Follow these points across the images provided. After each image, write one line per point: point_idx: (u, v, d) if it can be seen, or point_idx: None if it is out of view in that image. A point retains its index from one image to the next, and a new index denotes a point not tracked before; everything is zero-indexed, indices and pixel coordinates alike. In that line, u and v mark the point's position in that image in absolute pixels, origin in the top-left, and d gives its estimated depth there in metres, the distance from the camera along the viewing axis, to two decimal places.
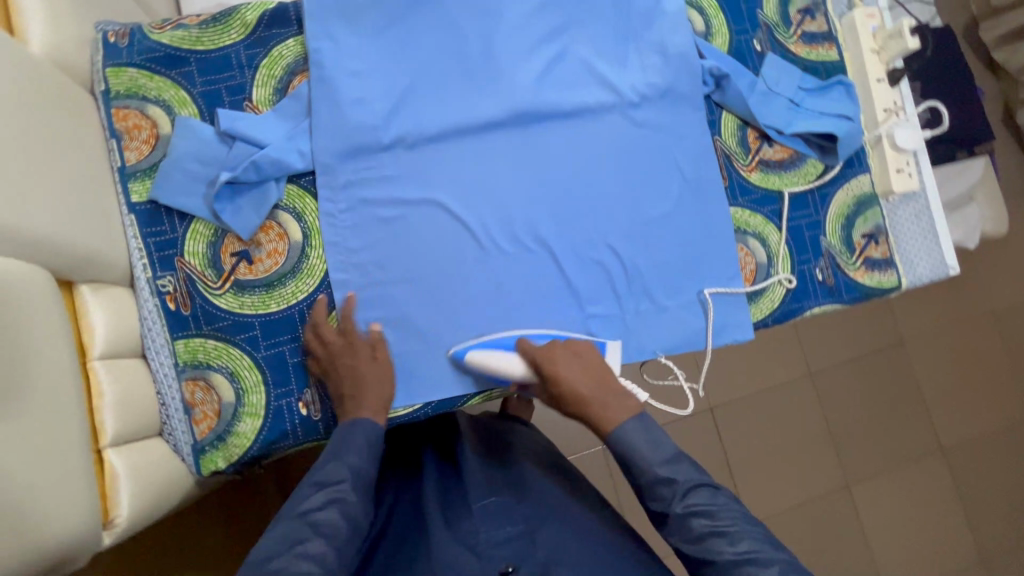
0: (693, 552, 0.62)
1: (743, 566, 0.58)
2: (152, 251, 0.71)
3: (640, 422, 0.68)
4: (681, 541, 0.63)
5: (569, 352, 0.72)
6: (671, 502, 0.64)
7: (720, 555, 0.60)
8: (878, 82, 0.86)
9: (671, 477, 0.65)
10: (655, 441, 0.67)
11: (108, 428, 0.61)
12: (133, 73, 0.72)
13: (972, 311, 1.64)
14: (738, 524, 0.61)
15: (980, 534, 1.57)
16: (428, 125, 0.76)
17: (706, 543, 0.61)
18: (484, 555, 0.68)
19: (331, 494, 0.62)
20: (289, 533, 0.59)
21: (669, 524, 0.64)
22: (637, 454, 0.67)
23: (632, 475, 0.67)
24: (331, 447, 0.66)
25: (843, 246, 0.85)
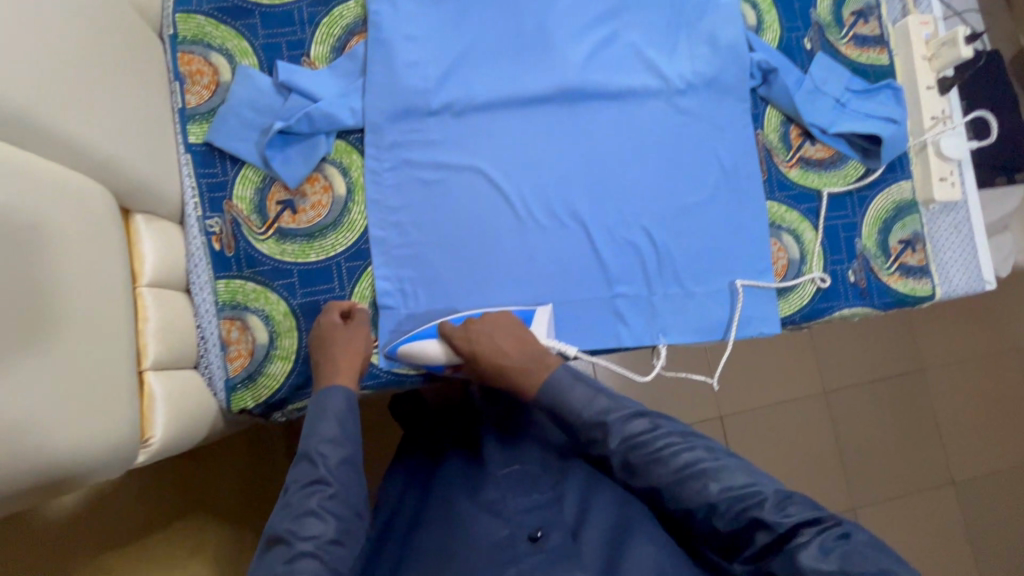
0: (641, 483, 0.60)
1: (684, 482, 0.57)
2: (204, 192, 0.74)
3: (569, 374, 0.66)
4: (628, 477, 0.61)
5: (485, 327, 0.71)
6: (608, 444, 0.61)
7: (664, 478, 0.58)
8: (927, 90, 0.85)
9: (602, 418, 0.62)
10: (581, 383, 0.65)
11: (150, 352, 0.63)
12: (200, 20, 0.75)
13: (998, 344, 1.61)
14: (671, 441, 0.59)
15: (988, 573, 1.53)
16: (476, 94, 0.78)
17: (649, 473, 0.59)
18: (514, 520, 0.67)
19: (308, 487, 0.58)
20: (275, 541, 0.55)
21: (612, 464, 0.62)
22: (566, 405, 0.64)
23: (568, 426, 0.65)
24: (307, 431, 0.62)
25: (878, 251, 0.84)
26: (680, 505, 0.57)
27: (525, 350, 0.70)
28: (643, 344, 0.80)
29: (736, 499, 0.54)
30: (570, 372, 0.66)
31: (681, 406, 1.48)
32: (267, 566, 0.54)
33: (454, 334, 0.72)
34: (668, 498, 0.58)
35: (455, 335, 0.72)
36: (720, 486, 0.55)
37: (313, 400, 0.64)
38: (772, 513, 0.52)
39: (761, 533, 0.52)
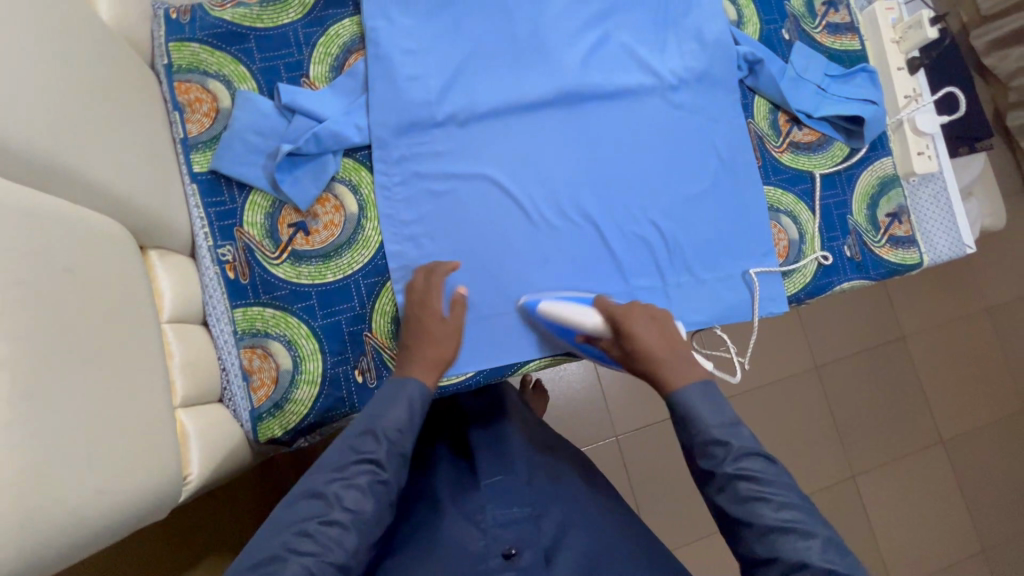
0: (733, 512, 0.59)
1: (781, 531, 0.56)
2: (213, 221, 0.73)
3: (703, 387, 0.67)
4: (721, 498, 0.61)
5: (643, 313, 0.74)
6: (722, 463, 0.61)
7: (770, 522, 0.57)
8: (898, 71, 0.91)
9: (728, 438, 0.62)
10: (717, 405, 0.65)
11: (178, 388, 0.62)
12: (195, 48, 0.74)
13: (971, 303, 1.71)
14: (783, 492, 0.59)
15: (981, 522, 1.62)
16: (480, 103, 0.79)
17: (750, 506, 0.59)
18: (489, 534, 0.70)
19: (362, 464, 0.59)
20: (311, 499, 0.56)
21: (710, 482, 0.62)
22: (693, 416, 0.65)
23: (684, 434, 0.65)
24: (374, 409, 0.64)
25: (868, 225, 0.89)
26: (759, 550, 0.57)
27: (670, 346, 0.71)
28: None
29: (830, 573, 0.54)
30: (718, 391, 0.67)
31: None
32: (294, 518, 0.55)
33: (612, 314, 0.73)
34: (752, 539, 0.58)
35: (618, 315, 0.73)
36: (821, 555, 0.55)
37: (391, 383, 0.66)
38: None
39: None
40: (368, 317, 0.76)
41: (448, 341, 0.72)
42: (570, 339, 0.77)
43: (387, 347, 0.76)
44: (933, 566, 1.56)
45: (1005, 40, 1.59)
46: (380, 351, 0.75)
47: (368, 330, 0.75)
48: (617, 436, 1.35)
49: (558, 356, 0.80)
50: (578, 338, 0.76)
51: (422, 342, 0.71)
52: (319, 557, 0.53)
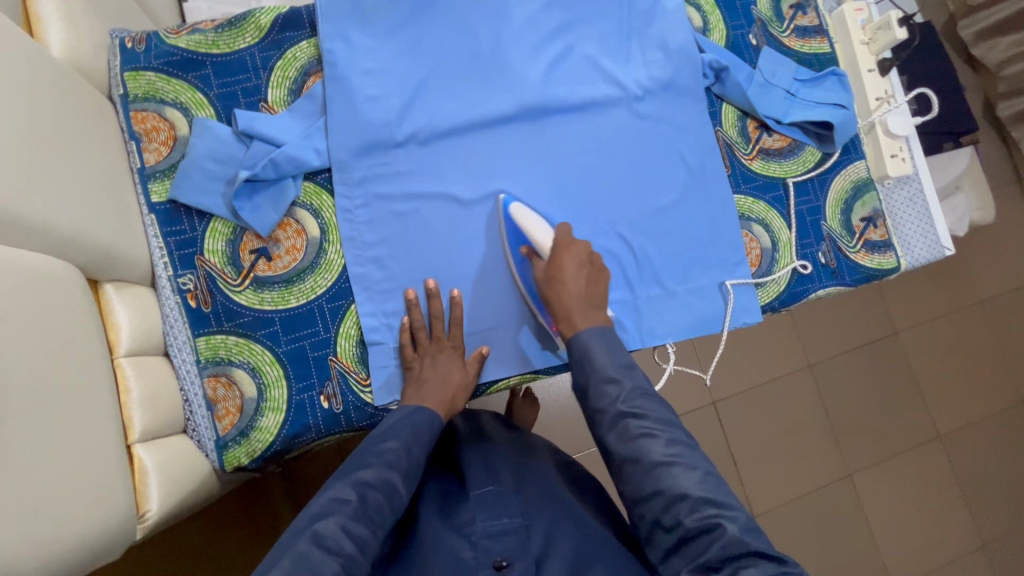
0: (622, 451, 0.61)
1: (667, 465, 0.58)
2: (173, 250, 0.72)
3: (604, 333, 0.68)
4: (610, 437, 0.62)
5: (575, 250, 0.73)
6: (614, 401, 0.63)
7: (657, 457, 0.59)
8: (869, 73, 0.89)
9: (621, 378, 0.64)
10: (611, 349, 0.67)
11: (136, 424, 0.61)
12: (150, 76, 0.73)
13: (967, 298, 1.68)
14: (668, 428, 0.62)
15: (981, 519, 1.59)
16: (441, 121, 0.79)
17: (638, 442, 0.60)
18: (479, 546, 0.67)
19: (382, 472, 0.62)
20: (335, 502, 0.59)
21: (602, 421, 0.63)
22: (589, 359, 0.66)
23: (580, 376, 0.66)
24: (394, 428, 0.67)
25: (843, 230, 0.88)
26: (643, 486, 0.59)
27: (591, 292, 0.71)
28: (634, 348, 0.81)
29: (706, 501, 0.57)
30: (618, 336, 0.68)
31: (676, 397, 1.51)
32: (318, 519, 0.57)
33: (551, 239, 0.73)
34: (636, 475, 0.59)
35: (559, 243, 0.73)
36: (700, 487, 0.57)
37: (409, 408, 0.70)
38: (738, 529, 0.55)
39: (718, 542, 0.54)
40: (333, 341, 0.75)
41: (470, 383, 0.76)
42: (515, 249, 0.78)
43: (354, 371, 0.75)
44: (933, 565, 1.54)
45: (992, 31, 1.57)
46: (346, 376, 0.75)
47: (334, 354, 0.75)
48: None
49: (528, 374, 0.80)
50: (521, 248, 0.76)
51: (449, 381, 0.73)
52: (342, 557, 0.55)
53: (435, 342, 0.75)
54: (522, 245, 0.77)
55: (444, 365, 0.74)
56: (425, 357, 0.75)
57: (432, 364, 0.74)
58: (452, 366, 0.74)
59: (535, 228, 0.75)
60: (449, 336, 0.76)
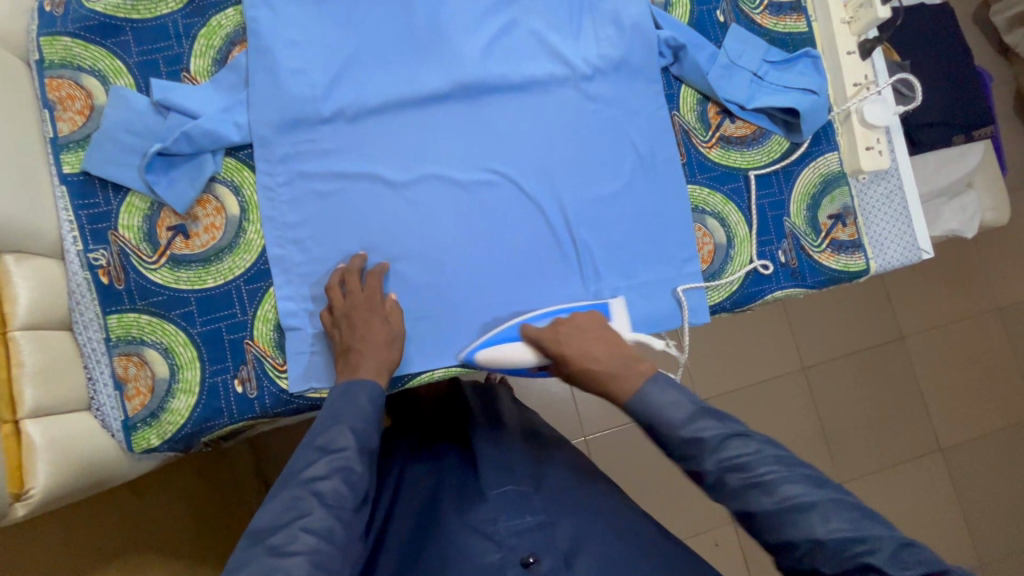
0: (734, 507, 0.56)
1: (786, 513, 0.53)
2: (84, 224, 0.70)
3: (656, 384, 0.63)
4: (715, 496, 0.57)
5: (574, 328, 0.70)
6: (704, 461, 0.57)
7: (767, 505, 0.53)
8: (848, 56, 0.81)
9: (698, 434, 0.58)
10: (678, 397, 0.61)
11: (25, 399, 0.60)
12: (66, 42, 0.70)
13: (977, 305, 1.57)
14: (775, 469, 0.55)
15: (980, 538, 1.50)
16: (372, 96, 0.74)
17: (743, 497, 0.55)
18: (505, 545, 0.67)
19: (333, 465, 0.59)
20: (288, 509, 0.56)
21: (700, 481, 0.58)
22: (658, 415, 0.60)
23: (656, 437, 0.61)
24: (331, 415, 0.63)
25: (808, 228, 0.81)
26: (771, 537, 0.54)
27: (613, 347, 0.68)
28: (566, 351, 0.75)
29: (846, 541, 0.50)
30: (665, 375, 0.64)
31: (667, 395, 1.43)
32: (274, 531, 0.55)
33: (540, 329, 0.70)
34: (759, 527, 0.54)
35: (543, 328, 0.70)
36: (828, 526, 0.51)
37: (340, 389, 0.66)
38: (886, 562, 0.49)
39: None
40: (250, 325, 0.72)
41: (397, 338, 0.71)
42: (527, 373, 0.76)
43: (270, 356, 0.73)
44: None
45: None
46: (261, 361, 0.72)
47: (250, 338, 0.72)
48: (585, 437, 1.30)
49: (454, 368, 0.75)
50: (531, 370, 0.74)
51: (376, 349, 0.69)
52: (308, 552, 0.53)
53: (351, 299, 0.70)
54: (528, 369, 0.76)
55: (365, 321, 0.69)
56: (343, 321, 0.70)
57: (351, 327, 0.69)
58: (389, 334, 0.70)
59: (510, 350, 0.71)
60: (363, 290, 0.71)
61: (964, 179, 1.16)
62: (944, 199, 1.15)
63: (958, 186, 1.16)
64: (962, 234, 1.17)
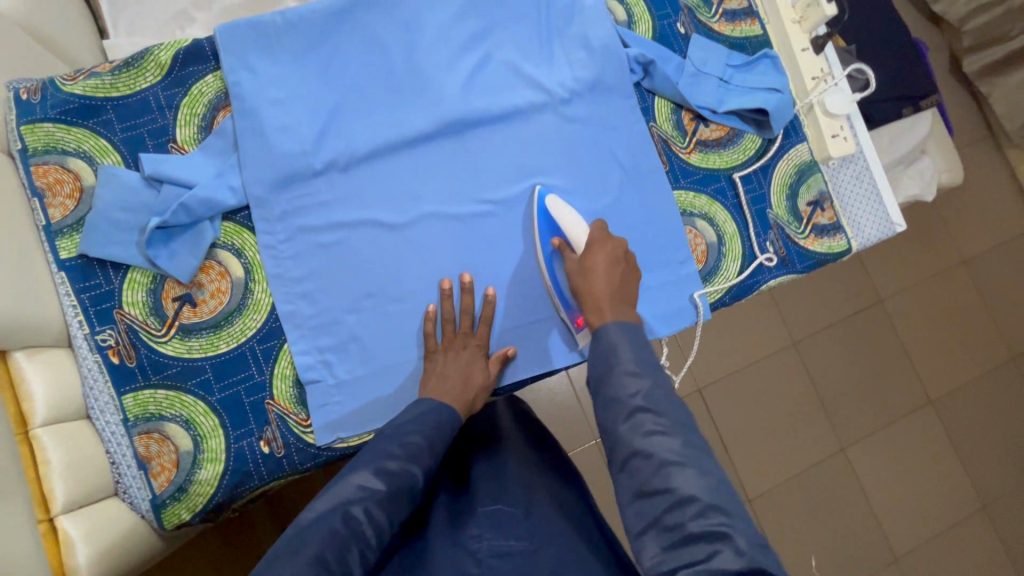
0: (632, 445, 0.56)
1: (675, 467, 0.53)
2: (88, 307, 0.69)
3: (630, 330, 0.65)
4: (624, 429, 0.57)
5: (604, 249, 0.72)
6: (632, 395, 0.59)
7: (667, 455, 0.54)
8: (803, 52, 0.86)
9: (642, 374, 0.60)
10: (637, 348, 0.63)
11: (57, 494, 0.61)
12: (49, 128, 0.70)
13: (946, 259, 1.66)
14: (686, 432, 0.56)
15: (980, 481, 1.57)
16: (361, 144, 0.76)
17: (651, 438, 0.55)
18: (485, 564, 0.64)
19: (406, 465, 0.62)
20: (362, 488, 0.59)
21: (617, 413, 0.58)
22: (612, 352, 0.63)
23: (602, 367, 0.63)
24: (417, 420, 0.66)
25: (790, 217, 0.85)
26: (651, 483, 0.53)
27: (622, 290, 0.71)
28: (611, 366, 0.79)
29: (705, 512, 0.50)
30: None
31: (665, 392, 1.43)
32: (346, 504, 0.57)
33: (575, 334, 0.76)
34: (646, 470, 0.54)
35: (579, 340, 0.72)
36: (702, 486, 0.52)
37: (432, 403, 0.68)
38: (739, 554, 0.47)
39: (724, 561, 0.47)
40: (269, 384, 0.73)
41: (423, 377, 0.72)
42: (546, 239, 0.77)
43: (293, 413, 0.73)
44: (938, 531, 1.52)
45: None
46: (285, 419, 0.72)
47: (270, 398, 0.72)
48: (596, 440, 1.32)
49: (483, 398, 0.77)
50: (554, 238, 0.75)
51: None
52: (364, 542, 0.56)
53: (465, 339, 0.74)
54: (554, 237, 0.76)
55: (467, 364, 0.73)
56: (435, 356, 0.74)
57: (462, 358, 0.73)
58: (482, 383, 0.73)
59: (573, 224, 0.74)
60: (478, 333, 0.75)
61: (920, 146, 1.23)
62: (903, 168, 1.23)
63: (915, 154, 1.23)
64: (924, 200, 1.24)
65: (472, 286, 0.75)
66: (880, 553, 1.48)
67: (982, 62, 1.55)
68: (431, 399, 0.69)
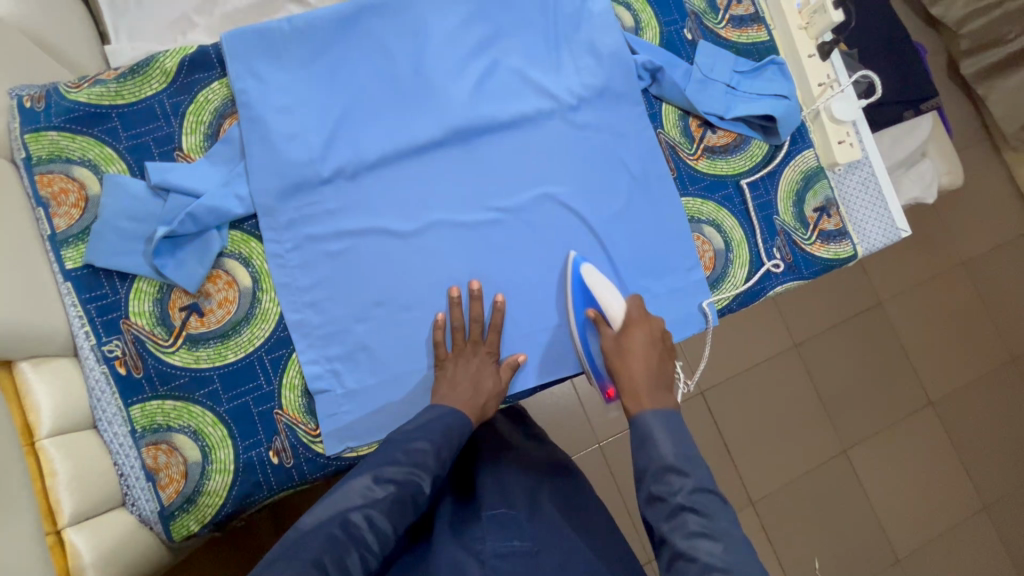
0: (675, 546, 0.57)
1: (720, 573, 0.54)
2: (94, 317, 0.69)
3: (671, 416, 0.66)
4: (666, 528, 0.59)
5: (644, 330, 0.72)
6: (675, 493, 0.60)
7: (712, 558, 0.55)
8: (809, 59, 0.87)
9: (686, 470, 0.61)
10: (677, 437, 0.65)
11: (65, 507, 0.60)
12: (53, 136, 0.69)
13: (946, 261, 1.67)
14: (728, 533, 0.58)
15: (980, 481, 1.58)
16: (368, 152, 0.75)
17: (694, 540, 0.57)
18: (488, 563, 0.64)
19: (409, 473, 0.62)
20: (364, 495, 0.59)
21: (659, 509, 0.60)
22: (654, 442, 0.64)
23: (641, 458, 0.64)
24: (425, 426, 0.66)
25: (797, 223, 0.85)
26: None
27: (659, 374, 0.71)
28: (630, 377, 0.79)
29: None
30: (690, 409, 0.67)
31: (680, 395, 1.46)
32: (347, 510, 0.58)
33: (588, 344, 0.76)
34: (690, 574, 0.55)
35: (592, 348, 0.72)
36: None
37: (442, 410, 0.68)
38: None
39: None
40: (277, 394, 0.72)
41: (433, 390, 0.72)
42: (581, 310, 0.76)
43: (302, 423, 0.72)
44: (938, 532, 1.53)
45: None
46: (294, 428, 0.72)
47: (279, 408, 0.72)
48: (598, 443, 1.32)
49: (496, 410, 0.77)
50: (590, 310, 0.75)
51: None
52: (363, 548, 0.56)
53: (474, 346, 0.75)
54: (589, 307, 0.76)
55: (477, 371, 0.73)
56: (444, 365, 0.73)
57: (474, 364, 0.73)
58: (493, 388, 0.73)
59: (610, 295, 0.73)
60: (487, 341, 0.75)
61: (922, 149, 1.23)
62: (904, 171, 1.23)
63: (916, 157, 1.24)
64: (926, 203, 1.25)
65: (480, 294, 0.75)
66: (881, 554, 1.49)
67: (980, 65, 1.56)
68: (441, 406, 0.69)
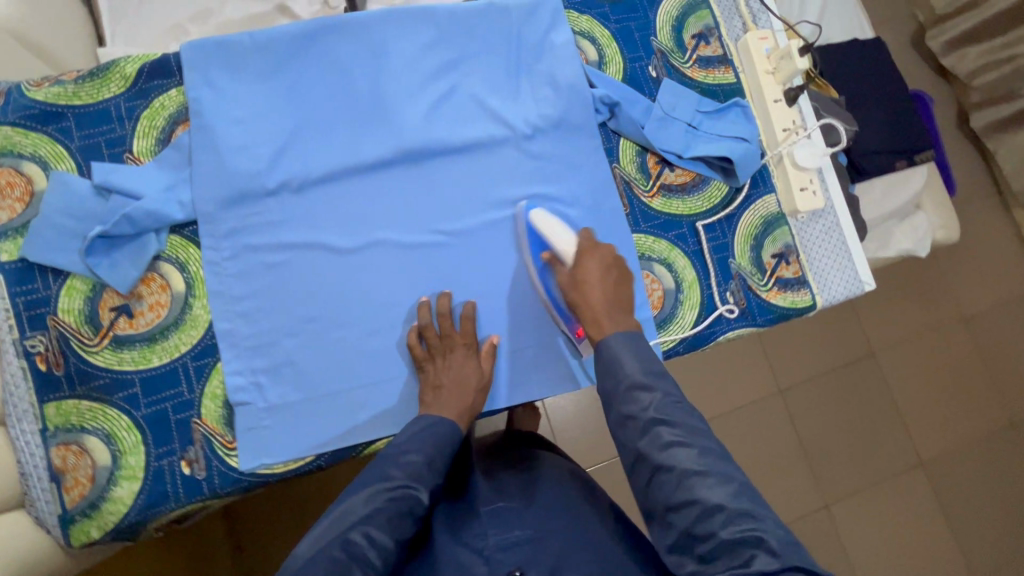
0: (653, 461, 0.56)
1: (700, 476, 0.54)
2: (21, 311, 0.69)
3: (629, 339, 0.64)
4: (642, 445, 0.57)
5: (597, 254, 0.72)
6: (646, 409, 0.59)
7: (689, 465, 0.55)
8: (775, 103, 0.85)
9: (653, 384, 0.60)
10: (640, 353, 0.63)
11: None
12: (7, 131, 0.71)
13: (943, 316, 1.61)
14: (704, 439, 0.57)
15: (970, 551, 1.49)
16: (316, 166, 0.76)
17: (671, 451, 0.56)
18: (492, 559, 0.62)
19: (404, 486, 0.60)
20: (360, 512, 0.58)
21: (631, 429, 0.59)
22: (621, 363, 0.62)
23: (608, 382, 0.62)
24: (415, 438, 0.65)
25: (753, 268, 0.83)
26: (675, 496, 0.53)
27: (619, 298, 0.69)
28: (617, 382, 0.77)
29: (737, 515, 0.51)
30: None
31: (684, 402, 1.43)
32: (346, 530, 0.57)
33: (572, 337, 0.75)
34: (669, 485, 0.54)
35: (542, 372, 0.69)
36: (727, 492, 0.53)
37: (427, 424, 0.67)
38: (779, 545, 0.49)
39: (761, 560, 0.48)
40: (196, 403, 0.71)
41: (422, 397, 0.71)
42: (536, 255, 0.76)
43: (219, 434, 0.71)
44: None
45: (963, 39, 1.51)
46: (210, 439, 0.70)
47: (198, 417, 0.71)
48: None
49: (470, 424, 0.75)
50: (543, 253, 0.74)
51: None
52: (367, 567, 0.55)
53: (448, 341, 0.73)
54: (543, 250, 0.75)
55: (459, 368, 0.72)
56: None
57: (445, 364, 0.72)
58: (478, 384, 0.72)
59: (558, 233, 0.73)
60: (461, 333, 0.74)
61: (914, 200, 1.19)
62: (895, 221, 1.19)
63: (909, 207, 1.19)
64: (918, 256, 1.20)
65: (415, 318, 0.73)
66: None
67: (991, 117, 1.53)
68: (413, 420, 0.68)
